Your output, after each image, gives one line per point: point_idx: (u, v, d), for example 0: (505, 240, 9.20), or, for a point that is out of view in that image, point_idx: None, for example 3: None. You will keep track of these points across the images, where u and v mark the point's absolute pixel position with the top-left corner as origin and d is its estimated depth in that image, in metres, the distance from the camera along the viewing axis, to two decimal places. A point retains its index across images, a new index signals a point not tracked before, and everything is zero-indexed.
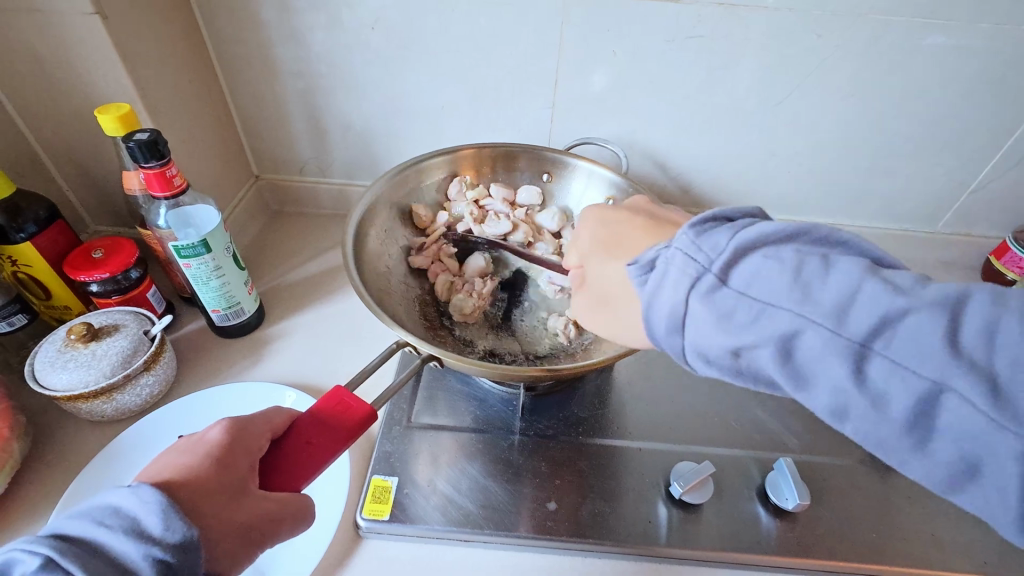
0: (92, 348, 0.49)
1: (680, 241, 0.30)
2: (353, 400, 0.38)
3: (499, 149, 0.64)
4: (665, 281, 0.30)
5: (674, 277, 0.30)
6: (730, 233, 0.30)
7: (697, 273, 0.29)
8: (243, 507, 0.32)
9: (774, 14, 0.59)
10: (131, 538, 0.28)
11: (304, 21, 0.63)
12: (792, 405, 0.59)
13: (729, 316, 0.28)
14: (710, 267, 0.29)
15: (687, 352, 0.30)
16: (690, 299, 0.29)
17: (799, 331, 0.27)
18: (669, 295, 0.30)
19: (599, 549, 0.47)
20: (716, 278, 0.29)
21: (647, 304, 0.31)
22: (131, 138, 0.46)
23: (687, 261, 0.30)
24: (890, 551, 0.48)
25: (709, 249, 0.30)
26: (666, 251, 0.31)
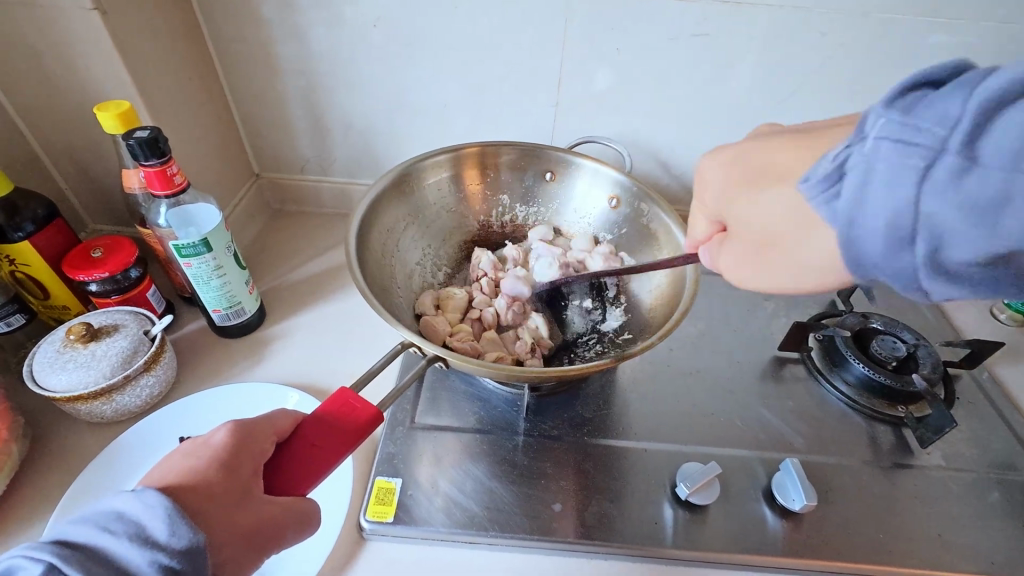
0: (91, 348, 0.49)
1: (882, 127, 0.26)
2: (357, 401, 0.37)
3: (502, 147, 0.64)
4: (875, 183, 0.26)
5: (898, 168, 0.25)
6: (966, 96, 0.25)
7: (927, 159, 0.25)
8: (250, 512, 0.32)
9: (779, 12, 0.59)
10: (137, 545, 0.28)
11: (306, 18, 0.62)
12: (798, 406, 0.59)
13: (976, 203, 0.24)
14: (948, 146, 0.25)
15: (921, 266, 0.27)
16: (920, 195, 0.25)
17: (1003, 189, 0.24)
18: (891, 191, 0.26)
19: (605, 550, 0.46)
20: (961, 159, 0.24)
21: (852, 211, 0.27)
22: (131, 136, 0.45)
23: (905, 147, 0.25)
24: (897, 552, 0.48)
25: (937, 120, 0.25)
26: (864, 145, 0.27)
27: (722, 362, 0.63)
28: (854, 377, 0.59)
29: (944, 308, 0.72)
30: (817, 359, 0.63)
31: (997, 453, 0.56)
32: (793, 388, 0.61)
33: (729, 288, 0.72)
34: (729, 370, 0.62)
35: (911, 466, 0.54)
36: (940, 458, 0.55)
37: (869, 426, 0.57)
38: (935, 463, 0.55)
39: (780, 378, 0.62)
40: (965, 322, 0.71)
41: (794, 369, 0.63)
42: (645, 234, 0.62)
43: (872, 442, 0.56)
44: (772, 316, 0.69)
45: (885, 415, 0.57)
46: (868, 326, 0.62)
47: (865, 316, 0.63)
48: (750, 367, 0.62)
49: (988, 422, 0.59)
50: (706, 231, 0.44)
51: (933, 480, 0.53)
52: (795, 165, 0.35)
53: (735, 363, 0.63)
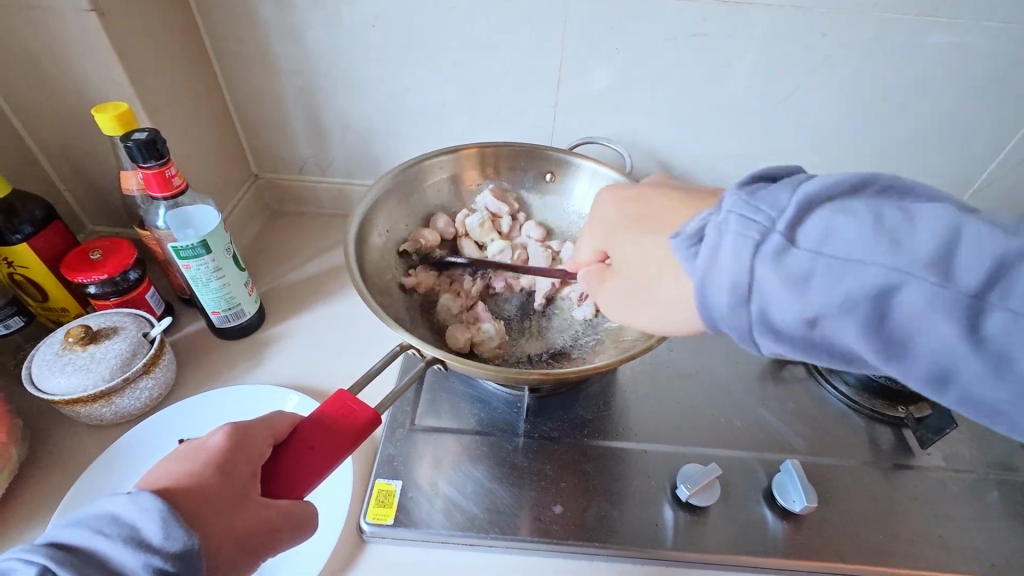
0: (90, 351, 0.48)
1: (801, 198, 0.28)
2: (355, 404, 0.37)
3: (501, 148, 0.64)
4: (721, 251, 0.29)
5: (737, 240, 0.28)
6: (791, 190, 0.29)
7: (760, 233, 0.28)
8: (245, 515, 0.32)
9: (778, 11, 0.59)
10: (130, 547, 0.28)
11: (304, 18, 0.62)
12: (798, 406, 0.59)
13: (804, 280, 0.27)
14: (776, 225, 0.28)
15: (755, 322, 0.29)
16: (756, 263, 0.28)
17: (814, 267, 0.27)
18: (729, 262, 0.28)
19: (605, 552, 0.46)
20: (784, 237, 0.28)
21: (701, 278, 0.29)
22: (128, 138, 0.45)
23: (747, 220, 0.28)
24: (897, 553, 0.48)
25: (772, 205, 0.28)
26: (718, 217, 0.29)
27: (722, 362, 0.63)
28: (854, 377, 0.59)
29: None
30: None
31: (996, 453, 0.56)
32: (792, 388, 0.61)
33: None
34: (729, 370, 0.62)
35: (911, 467, 0.54)
36: (940, 458, 0.55)
37: (869, 427, 0.57)
38: (935, 464, 0.55)
39: (780, 378, 0.62)
40: None
41: (794, 369, 0.63)
42: None
43: (873, 443, 0.56)
44: None
45: (886, 415, 0.57)
46: None
47: None
48: (749, 368, 0.62)
49: (988, 422, 0.59)
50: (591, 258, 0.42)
51: (933, 482, 0.53)
52: (674, 218, 0.36)
53: (735, 363, 0.63)
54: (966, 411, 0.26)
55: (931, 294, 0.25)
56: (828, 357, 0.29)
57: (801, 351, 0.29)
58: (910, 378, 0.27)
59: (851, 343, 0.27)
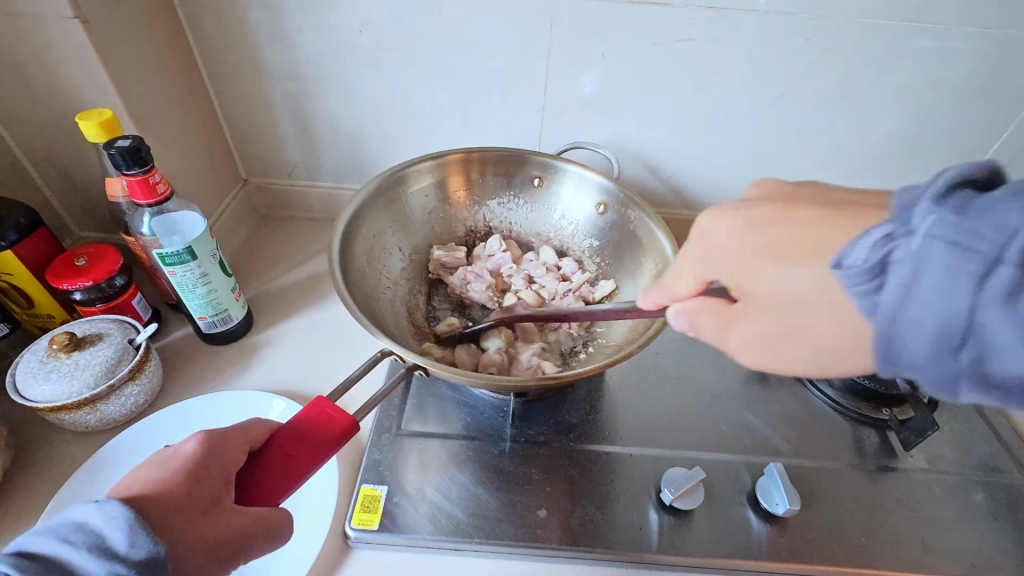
0: (74, 358, 0.48)
1: (933, 225, 0.23)
2: (334, 410, 0.38)
3: (487, 153, 0.64)
4: (920, 278, 0.23)
5: (948, 274, 0.22)
6: (947, 222, 0.23)
7: None
8: (216, 523, 0.32)
9: (763, 16, 0.59)
10: (95, 555, 0.28)
11: (291, 24, 0.62)
12: (783, 409, 0.59)
13: None
14: None
15: (965, 374, 0.23)
16: (976, 302, 0.22)
17: (986, 320, 0.22)
18: (929, 288, 0.23)
19: (590, 556, 0.46)
20: (982, 268, 0.21)
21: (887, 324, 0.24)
22: (113, 146, 0.45)
23: (959, 251, 0.22)
24: (879, 554, 0.48)
25: (996, 229, 0.22)
26: (906, 233, 0.24)
27: (709, 365, 0.63)
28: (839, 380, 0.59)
29: None
30: None
31: (979, 454, 0.57)
32: (778, 391, 0.61)
33: None
34: (716, 373, 0.63)
35: (895, 469, 0.55)
36: (923, 460, 0.56)
37: (854, 430, 0.58)
38: (918, 466, 0.55)
39: (767, 381, 0.62)
40: None
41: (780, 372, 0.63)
42: (632, 241, 0.62)
43: (857, 445, 0.56)
44: None
45: (871, 417, 0.58)
46: None
47: None
48: (736, 371, 0.63)
49: (971, 423, 0.59)
50: (689, 290, 0.36)
51: (917, 484, 0.54)
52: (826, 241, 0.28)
53: (722, 366, 0.63)
54: None
55: None
56: None
57: (976, 390, 0.24)
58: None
59: None
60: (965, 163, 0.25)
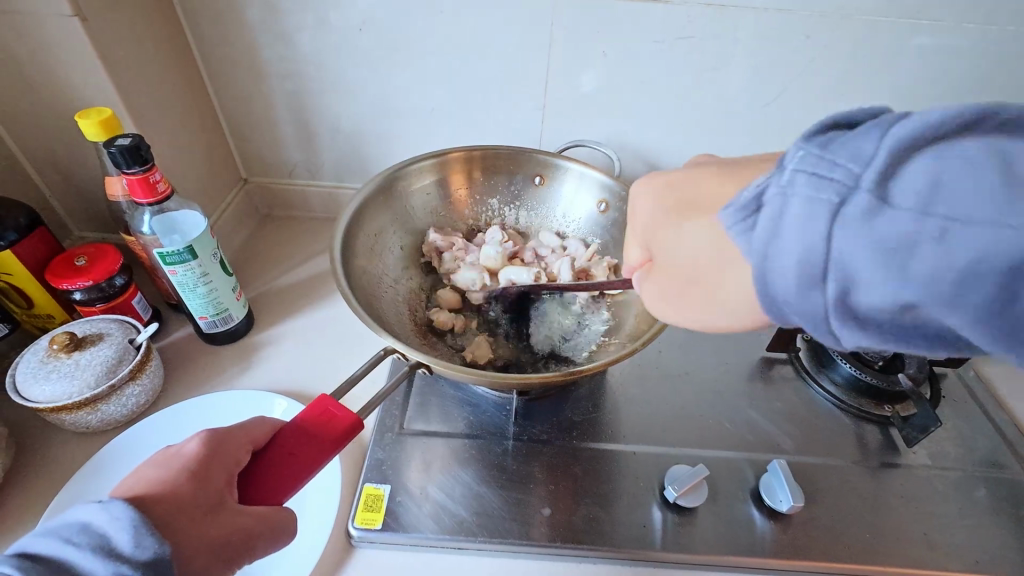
0: (75, 358, 0.48)
1: (801, 160, 0.26)
2: (337, 409, 0.38)
3: (488, 151, 0.64)
4: (785, 214, 0.26)
5: (818, 213, 0.25)
6: (879, 137, 0.25)
7: (840, 197, 0.25)
8: (219, 523, 0.32)
9: (762, 13, 0.59)
10: (99, 556, 0.28)
11: (290, 22, 0.62)
12: (786, 406, 0.59)
13: (885, 242, 0.24)
14: (862, 184, 0.24)
15: (830, 306, 0.26)
16: (832, 230, 0.25)
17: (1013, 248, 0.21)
18: (797, 223, 0.25)
19: (594, 554, 0.46)
20: (870, 195, 0.24)
21: (761, 259, 0.27)
22: (112, 144, 0.45)
23: (820, 181, 0.25)
24: (883, 551, 0.48)
25: (852, 157, 0.25)
26: (781, 178, 0.26)
27: (711, 362, 0.63)
28: (841, 377, 0.59)
29: None
30: (804, 360, 0.63)
31: (982, 450, 0.57)
32: (780, 389, 0.61)
33: None
34: (718, 370, 0.62)
35: (898, 466, 0.55)
36: (926, 456, 0.56)
37: (857, 426, 0.58)
38: (921, 462, 0.55)
39: (769, 378, 0.62)
40: None
41: (782, 370, 0.63)
42: None
43: (860, 442, 0.56)
44: None
45: (873, 414, 0.58)
46: None
47: None
48: (738, 369, 0.63)
49: (973, 419, 0.60)
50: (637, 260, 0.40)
51: (920, 480, 0.54)
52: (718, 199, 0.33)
53: (724, 364, 0.63)
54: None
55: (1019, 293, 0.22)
56: (911, 340, 0.26)
57: (857, 323, 0.26)
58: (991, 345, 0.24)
59: (900, 314, 0.25)
60: (849, 111, 0.29)
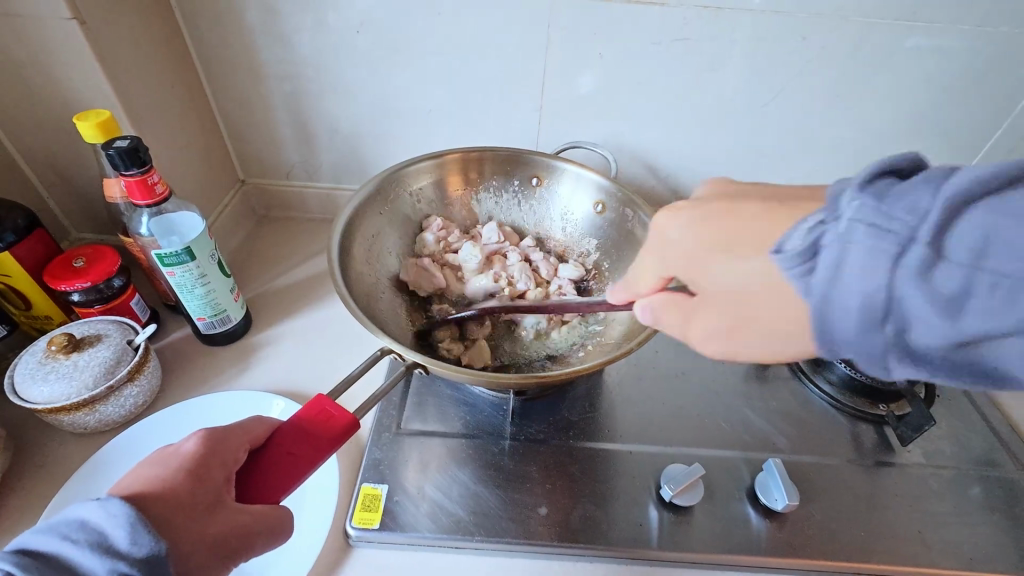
0: (73, 359, 0.48)
1: (856, 209, 0.26)
2: (335, 409, 0.38)
3: (486, 153, 0.64)
4: (851, 249, 0.26)
5: (870, 253, 0.25)
6: (935, 190, 0.25)
7: (899, 245, 0.25)
8: (216, 521, 0.32)
9: (758, 15, 0.59)
10: (97, 553, 0.28)
11: (288, 24, 0.62)
12: (781, 405, 0.60)
13: (960, 295, 0.24)
14: (918, 235, 0.25)
15: (888, 348, 0.27)
16: (894, 276, 0.25)
17: (973, 284, 0.24)
18: (861, 273, 0.26)
19: (590, 553, 0.46)
20: (929, 248, 0.25)
21: (822, 309, 0.27)
22: (111, 146, 0.45)
23: (878, 232, 0.25)
24: (878, 549, 0.48)
25: (908, 211, 0.25)
26: (835, 223, 0.27)
27: (707, 362, 0.64)
28: (837, 377, 0.60)
29: None
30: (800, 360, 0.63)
31: (977, 449, 0.57)
32: (777, 388, 0.61)
33: None
34: (715, 370, 0.63)
35: (893, 464, 0.55)
36: (921, 455, 0.56)
37: (852, 425, 0.58)
38: (915, 461, 0.55)
39: (765, 378, 0.62)
40: None
41: (778, 369, 0.63)
42: (630, 240, 0.62)
43: (855, 441, 0.57)
44: None
45: (868, 413, 0.58)
46: None
47: None
48: (735, 368, 0.63)
49: (968, 418, 0.60)
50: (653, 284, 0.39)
51: (915, 479, 0.54)
52: (762, 231, 0.31)
53: (721, 364, 0.63)
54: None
55: None
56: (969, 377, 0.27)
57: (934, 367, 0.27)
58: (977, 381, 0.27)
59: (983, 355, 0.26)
60: (890, 156, 0.28)
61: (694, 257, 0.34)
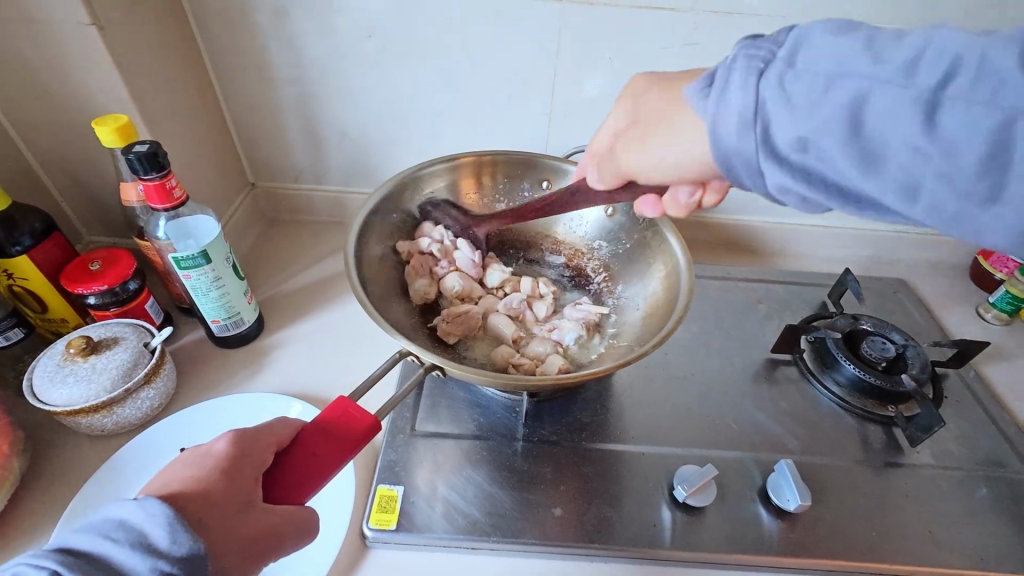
0: (91, 362, 0.49)
1: (865, 77, 0.29)
2: (357, 411, 0.38)
3: (497, 156, 0.65)
4: (730, 82, 0.32)
5: (893, 109, 0.29)
6: (913, 46, 0.29)
7: (900, 87, 0.29)
8: (247, 522, 0.32)
9: (766, 21, 0.60)
10: (138, 551, 0.29)
11: (300, 29, 0.63)
12: (790, 406, 0.60)
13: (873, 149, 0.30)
14: (899, 82, 0.29)
15: (760, 150, 0.32)
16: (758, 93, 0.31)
17: (953, 138, 0.28)
18: (740, 91, 0.32)
19: (604, 553, 0.47)
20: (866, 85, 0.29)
21: (712, 122, 0.33)
22: (130, 151, 0.46)
23: (895, 85, 0.29)
24: (888, 549, 0.49)
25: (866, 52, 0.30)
26: (727, 60, 0.33)
27: (716, 364, 0.64)
28: (845, 378, 0.60)
29: (931, 308, 0.74)
30: (809, 361, 0.64)
31: (984, 450, 0.57)
32: (785, 389, 0.62)
33: (723, 292, 0.73)
34: (723, 372, 0.63)
35: (902, 465, 0.55)
36: (929, 456, 0.56)
37: (861, 426, 0.59)
38: (924, 461, 0.56)
39: (773, 379, 0.63)
40: (952, 321, 0.73)
41: (787, 371, 0.64)
42: (640, 244, 0.63)
43: (864, 442, 0.57)
44: (765, 318, 0.70)
45: (877, 414, 0.59)
46: (858, 327, 0.63)
47: (855, 317, 0.64)
48: (744, 370, 0.64)
49: (975, 419, 0.60)
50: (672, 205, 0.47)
51: (923, 479, 0.54)
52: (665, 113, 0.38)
53: (730, 366, 0.64)
54: (930, 221, 0.30)
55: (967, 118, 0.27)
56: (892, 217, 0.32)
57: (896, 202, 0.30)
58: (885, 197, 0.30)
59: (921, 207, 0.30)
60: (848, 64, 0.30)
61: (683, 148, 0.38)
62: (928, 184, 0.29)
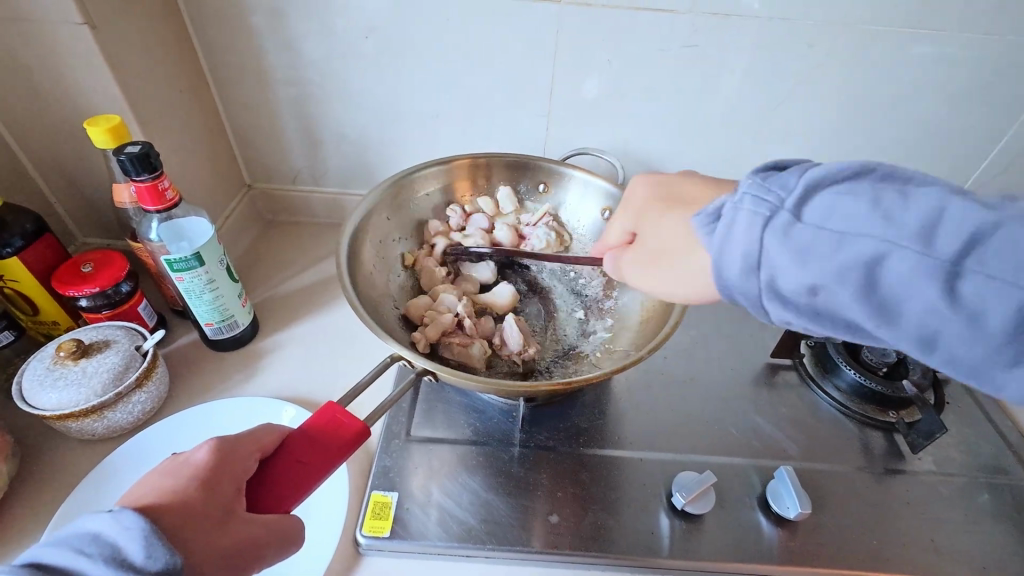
0: (82, 365, 0.48)
1: (793, 197, 0.31)
2: (346, 417, 0.38)
3: (492, 159, 0.64)
4: (735, 227, 0.32)
5: (750, 219, 0.32)
6: (798, 175, 0.32)
7: (768, 211, 0.31)
8: (228, 534, 0.32)
9: (766, 23, 0.59)
10: (111, 567, 0.28)
11: (296, 29, 0.62)
12: (791, 412, 0.59)
13: (805, 250, 0.30)
14: (783, 205, 0.31)
15: (800, 315, 0.32)
16: (764, 238, 0.31)
17: (882, 254, 0.29)
18: (742, 236, 0.32)
19: (602, 561, 0.46)
20: (791, 215, 0.31)
21: (717, 253, 0.33)
22: (122, 152, 0.45)
23: (758, 202, 0.32)
24: (890, 558, 0.48)
25: (779, 188, 0.32)
26: (734, 199, 0.33)
27: (715, 368, 0.63)
28: (845, 383, 0.60)
29: None
30: (808, 366, 0.63)
31: (987, 457, 0.57)
32: (785, 394, 0.61)
33: None
34: (722, 377, 0.63)
35: (903, 471, 0.55)
36: (931, 463, 0.56)
37: (861, 432, 0.58)
38: (925, 468, 0.55)
39: (773, 384, 0.62)
40: None
41: (786, 375, 0.63)
42: None
43: (865, 448, 0.57)
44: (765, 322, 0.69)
45: (877, 420, 0.58)
46: None
47: None
48: (743, 374, 0.63)
49: (977, 424, 0.60)
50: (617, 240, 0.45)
51: (925, 486, 0.54)
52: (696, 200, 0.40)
53: (729, 370, 0.63)
54: (952, 371, 0.29)
55: (909, 280, 0.28)
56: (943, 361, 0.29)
57: (921, 352, 0.29)
58: (899, 341, 0.30)
59: (956, 338, 0.28)
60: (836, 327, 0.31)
61: (642, 211, 0.42)
62: (947, 336, 0.28)
